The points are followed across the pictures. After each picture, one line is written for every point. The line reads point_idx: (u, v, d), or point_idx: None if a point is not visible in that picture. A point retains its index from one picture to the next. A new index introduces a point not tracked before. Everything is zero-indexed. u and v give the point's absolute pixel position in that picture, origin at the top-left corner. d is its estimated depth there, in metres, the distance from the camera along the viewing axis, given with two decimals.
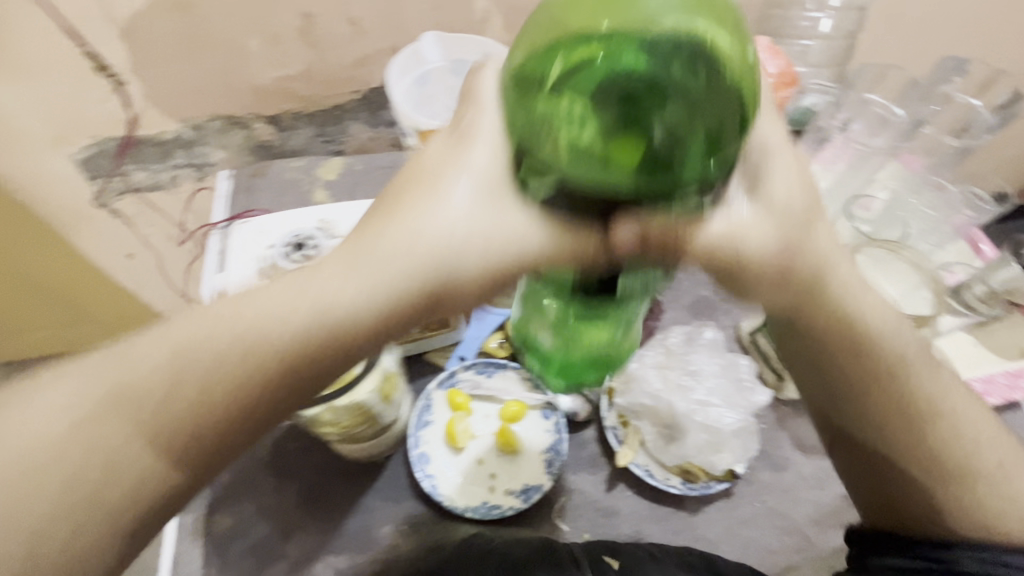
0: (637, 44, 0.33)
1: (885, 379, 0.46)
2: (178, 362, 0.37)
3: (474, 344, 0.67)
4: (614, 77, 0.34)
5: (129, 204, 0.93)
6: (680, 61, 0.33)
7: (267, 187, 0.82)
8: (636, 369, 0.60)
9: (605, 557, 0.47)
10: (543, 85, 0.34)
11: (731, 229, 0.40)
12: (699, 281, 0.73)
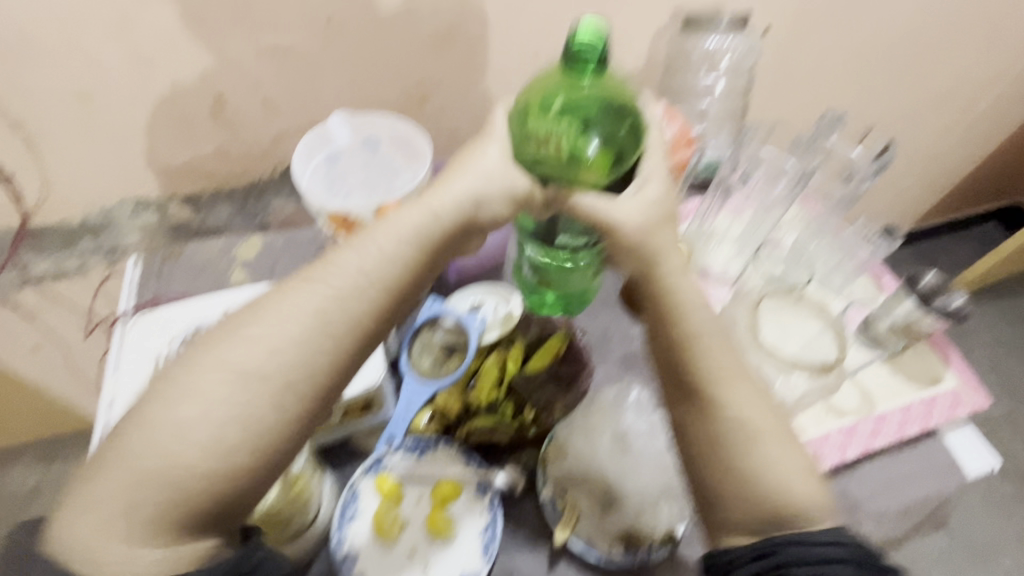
0: (593, 103, 0.50)
1: (713, 373, 0.51)
2: (349, 304, 0.48)
3: (401, 423, 0.60)
4: (575, 116, 0.50)
5: (33, 295, 0.90)
6: (610, 116, 0.51)
7: (180, 272, 0.79)
8: (563, 440, 0.62)
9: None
10: (531, 118, 0.51)
11: (600, 207, 0.51)
12: (627, 336, 0.73)
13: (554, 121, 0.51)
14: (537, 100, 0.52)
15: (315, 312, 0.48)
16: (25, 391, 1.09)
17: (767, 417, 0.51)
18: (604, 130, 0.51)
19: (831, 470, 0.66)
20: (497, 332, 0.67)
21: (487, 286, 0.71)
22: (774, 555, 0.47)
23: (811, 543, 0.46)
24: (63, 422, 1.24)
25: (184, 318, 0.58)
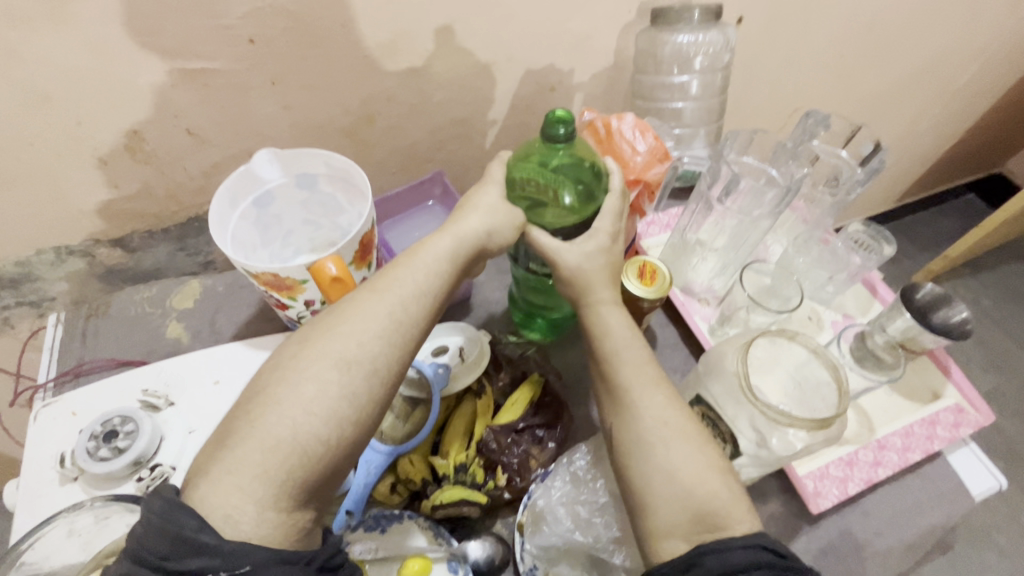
0: (570, 165, 0.53)
1: (645, 382, 0.47)
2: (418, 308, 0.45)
3: (361, 495, 0.53)
4: (554, 177, 0.54)
5: None
6: (584, 177, 0.54)
7: (109, 329, 0.70)
8: (544, 506, 0.55)
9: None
10: (522, 175, 0.55)
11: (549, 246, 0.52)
12: None
13: (541, 179, 0.54)
14: (525, 158, 0.55)
15: (354, 331, 0.41)
16: None
17: (701, 429, 0.45)
18: (579, 190, 0.54)
19: (832, 508, 0.61)
20: (468, 379, 0.61)
21: (448, 328, 0.65)
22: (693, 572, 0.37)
23: (730, 552, 0.37)
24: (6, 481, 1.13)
25: (97, 404, 0.50)
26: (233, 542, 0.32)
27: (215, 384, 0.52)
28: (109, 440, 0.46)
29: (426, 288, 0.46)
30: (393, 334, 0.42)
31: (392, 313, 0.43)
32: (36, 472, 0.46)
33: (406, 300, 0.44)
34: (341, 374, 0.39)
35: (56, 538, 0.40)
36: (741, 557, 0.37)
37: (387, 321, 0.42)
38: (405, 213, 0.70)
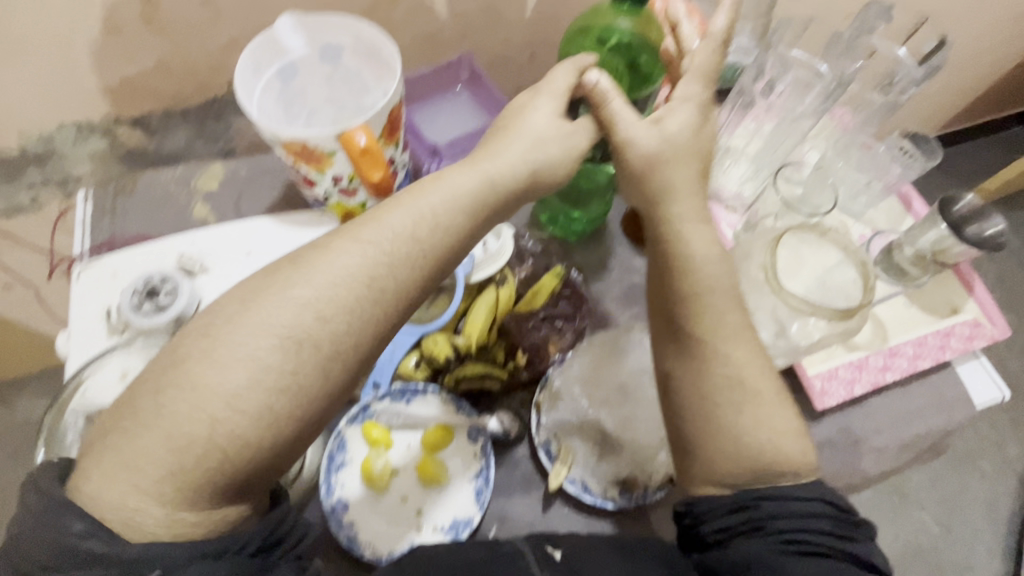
0: (631, 35, 0.50)
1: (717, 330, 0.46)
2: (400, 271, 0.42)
3: (387, 369, 0.59)
4: (614, 46, 0.51)
5: None
6: (644, 50, 0.51)
7: (136, 207, 0.71)
8: (560, 385, 0.59)
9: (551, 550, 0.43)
10: (581, 43, 0.53)
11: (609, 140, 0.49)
12: (628, 269, 0.69)
13: (600, 46, 0.51)
14: (584, 30, 0.53)
15: (323, 294, 0.40)
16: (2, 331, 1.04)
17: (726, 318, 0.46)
18: (637, 63, 0.52)
19: (835, 407, 0.63)
20: (492, 270, 0.61)
21: None
22: (751, 515, 0.42)
23: (786, 500, 0.42)
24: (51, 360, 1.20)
25: (135, 264, 0.51)
26: (139, 550, 0.34)
27: (247, 255, 0.53)
28: (150, 297, 0.48)
29: (428, 241, 0.43)
30: (357, 302, 0.40)
31: (379, 266, 0.41)
32: (85, 320, 0.48)
33: (389, 249, 0.42)
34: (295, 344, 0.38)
35: (109, 379, 0.44)
36: (792, 504, 0.42)
37: (352, 284, 0.40)
38: (433, 96, 0.66)
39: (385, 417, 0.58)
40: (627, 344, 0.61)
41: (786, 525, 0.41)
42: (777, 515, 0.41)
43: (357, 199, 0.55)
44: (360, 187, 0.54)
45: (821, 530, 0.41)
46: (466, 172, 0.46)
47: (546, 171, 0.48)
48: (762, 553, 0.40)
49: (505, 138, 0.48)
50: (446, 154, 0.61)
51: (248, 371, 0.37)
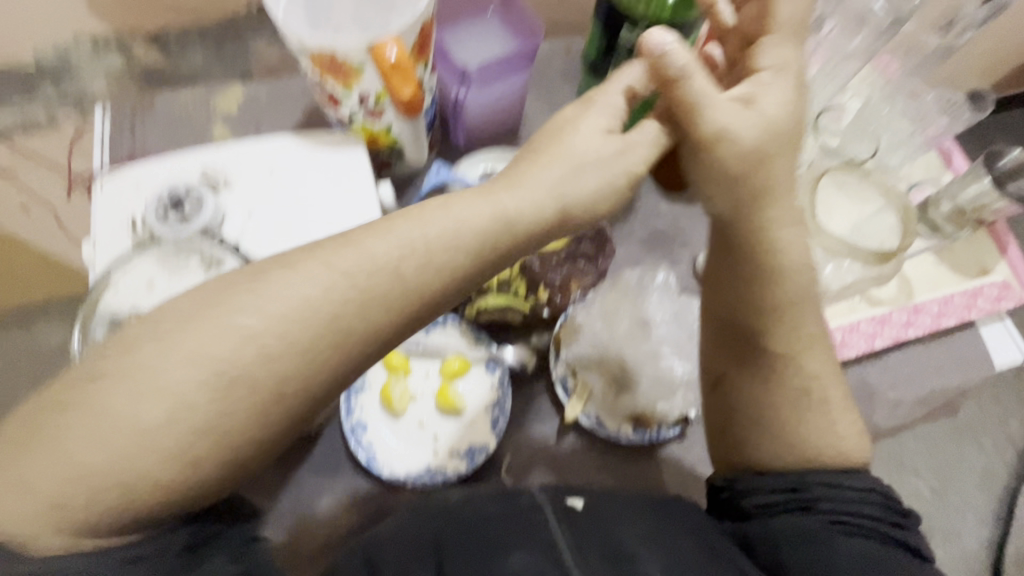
0: None
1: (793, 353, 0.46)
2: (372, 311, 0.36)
3: None
4: None
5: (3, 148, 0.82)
6: None
7: (156, 126, 0.70)
8: (581, 321, 0.57)
9: (571, 502, 0.43)
10: None
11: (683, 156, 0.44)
12: (653, 214, 0.68)
13: None
14: None
15: (275, 322, 0.34)
16: None
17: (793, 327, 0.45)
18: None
19: (854, 360, 0.63)
20: None
21: (497, 153, 0.64)
22: (799, 495, 0.42)
23: (846, 488, 0.42)
24: None
25: (159, 173, 0.50)
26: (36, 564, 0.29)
27: (270, 172, 0.52)
28: (175, 208, 0.48)
29: (416, 278, 0.37)
30: (313, 342, 0.35)
31: (346, 304, 0.36)
32: (110, 227, 0.48)
33: (364, 284, 0.36)
34: (232, 383, 0.33)
35: (136, 287, 0.44)
36: (851, 492, 0.42)
37: (314, 321, 0.35)
38: (462, 17, 0.63)
39: (416, 344, 0.59)
40: (651, 285, 0.59)
41: (845, 513, 0.41)
42: (826, 498, 0.41)
43: (382, 121, 0.54)
44: (387, 109, 0.52)
45: (872, 516, 0.41)
46: (472, 202, 0.40)
47: (575, 207, 0.42)
48: (810, 530, 0.40)
49: (534, 167, 0.42)
50: (474, 80, 0.59)
51: (168, 403, 0.32)
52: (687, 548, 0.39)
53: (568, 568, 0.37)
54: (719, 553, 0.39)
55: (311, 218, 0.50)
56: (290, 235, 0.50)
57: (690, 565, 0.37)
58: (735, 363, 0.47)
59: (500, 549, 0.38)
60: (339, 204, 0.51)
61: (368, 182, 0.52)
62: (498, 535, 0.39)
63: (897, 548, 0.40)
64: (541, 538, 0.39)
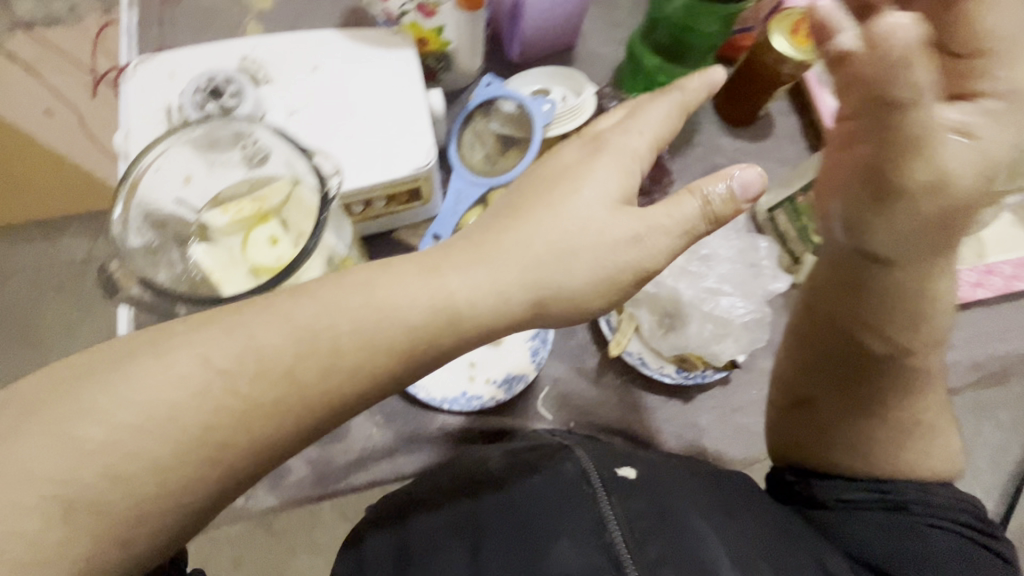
0: None
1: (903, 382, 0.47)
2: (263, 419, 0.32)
3: (449, 222, 0.54)
4: None
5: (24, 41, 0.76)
6: None
7: (185, 20, 0.65)
8: None
9: (620, 471, 0.44)
10: None
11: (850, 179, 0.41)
12: (714, 149, 0.63)
13: None
14: None
15: (141, 436, 0.29)
16: None
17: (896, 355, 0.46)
18: None
19: None
20: (569, 126, 0.56)
21: (552, 70, 0.59)
22: (891, 496, 0.45)
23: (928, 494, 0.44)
24: None
25: (193, 63, 0.47)
26: None
27: (313, 69, 0.47)
28: (214, 98, 0.45)
29: (322, 385, 0.33)
30: (176, 462, 0.30)
31: (229, 415, 0.31)
32: (144, 116, 0.45)
33: (251, 393, 0.31)
34: (63, 513, 0.28)
35: (168, 180, 0.39)
36: (930, 497, 0.44)
37: (181, 435, 0.30)
38: None
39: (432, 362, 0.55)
40: None
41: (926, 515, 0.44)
42: (919, 502, 0.44)
43: (435, 21, 0.51)
44: (442, 3, 0.50)
45: (952, 516, 0.44)
46: (415, 281, 0.35)
47: (557, 299, 0.37)
48: (903, 532, 0.42)
49: (508, 231, 0.38)
50: None
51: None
52: (746, 519, 0.43)
53: (620, 552, 0.40)
54: (782, 525, 0.43)
55: (356, 120, 0.46)
56: (332, 137, 0.46)
57: (751, 534, 0.42)
58: (832, 392, 0.48)
59: (546, 541, 0.41)
60: (386, 110, 0.47)
61: (419, 84, 0.48)
62: (542, 521, 0.42)
63: (981, 550, 0.43)
64: (589, 521, 0.42)
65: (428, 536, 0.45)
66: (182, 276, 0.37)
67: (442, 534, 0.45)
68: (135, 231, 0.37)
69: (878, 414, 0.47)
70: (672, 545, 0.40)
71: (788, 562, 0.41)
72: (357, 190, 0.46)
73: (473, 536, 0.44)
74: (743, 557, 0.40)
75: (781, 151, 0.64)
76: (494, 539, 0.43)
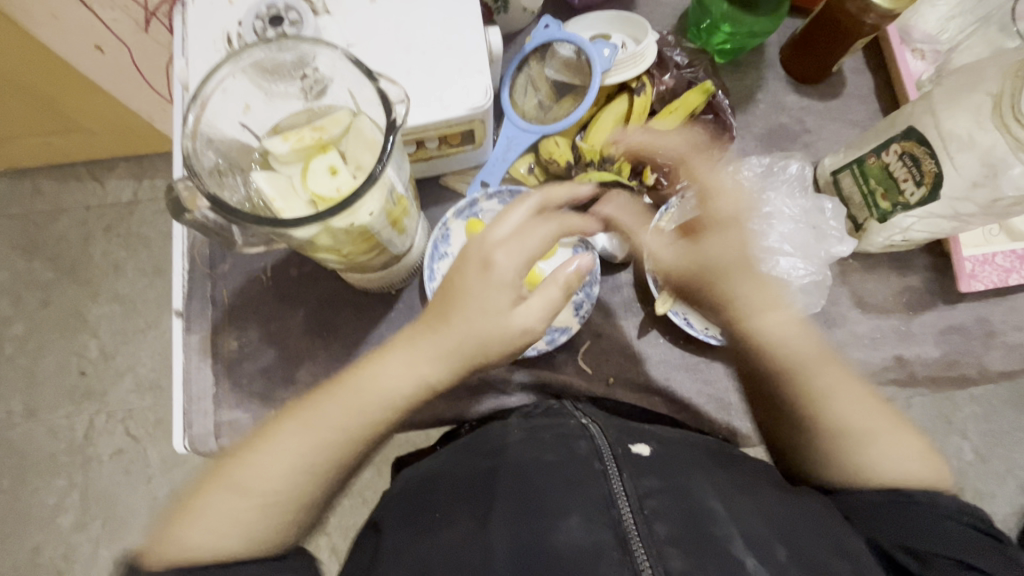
0: None
1: (796, 404, 0.44)
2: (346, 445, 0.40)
3: (499, 169, 0.54)
4: None
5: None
6: None
7: None
8: (696, 209, 0.53)
9: (634, 448, 0.41)
10: None
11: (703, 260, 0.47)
12: (778, 107, 0.60)
13: None
14: None
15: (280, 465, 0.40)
16: (99, 103, 0.97)
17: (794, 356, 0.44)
18: None
19: (977, 293, 0.56)
20: (630, 75, 0.53)
21: (613, 15, 0.55)
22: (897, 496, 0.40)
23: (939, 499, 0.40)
24: (140, 146, 1.14)
25: None
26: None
27: (372, 2, 0.46)
28: (274, 27, 0.44)
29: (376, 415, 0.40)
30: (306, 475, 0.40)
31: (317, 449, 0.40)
32: (204, 44, 0.45)
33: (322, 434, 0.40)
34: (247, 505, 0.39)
35: (231, 107, 0.39)
36: (945, 502, 0.39)
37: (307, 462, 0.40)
38: None
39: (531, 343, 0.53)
40: (780, 176, 0.54)
41: (937, 512, 0.39)
42: (927, 502, 0.39)
43: None
44: None
45: (968, 526, 0.38)
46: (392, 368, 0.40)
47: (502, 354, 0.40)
48: (907, 533, 0.38)
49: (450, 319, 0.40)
50: None
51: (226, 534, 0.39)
52: (772, 503, 0.38)
53: (627, 532, 0.36)
54: (810, 511, 0.38)
55: (413, 55, 0.45)
56: (389, 73, 0.45)
57: (774, 516, 0.37)
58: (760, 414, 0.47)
59: (553, 515, 0.37)
60: (445, 46, 0.45)
61: (478, 21, 0.46)
62: (550, 496, 0.38)
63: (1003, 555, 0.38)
64: (597, 498, 0.38)
65: (429, 508, 0.41)
66: (246, 199, 0.38)
67: (445, 508, 0.40)
68: (204, 154, 0.37)
69: (806, 430, 0.44)
70: (684, 524, 0.35)
71: (816, 551, 0.35)
72: (413, 129, 0.45)
73: (483, 508, 0.39)
74: (757, 537, 0.35)
75: (850, 111, 0.60)
76: (500, 507, 0.39)
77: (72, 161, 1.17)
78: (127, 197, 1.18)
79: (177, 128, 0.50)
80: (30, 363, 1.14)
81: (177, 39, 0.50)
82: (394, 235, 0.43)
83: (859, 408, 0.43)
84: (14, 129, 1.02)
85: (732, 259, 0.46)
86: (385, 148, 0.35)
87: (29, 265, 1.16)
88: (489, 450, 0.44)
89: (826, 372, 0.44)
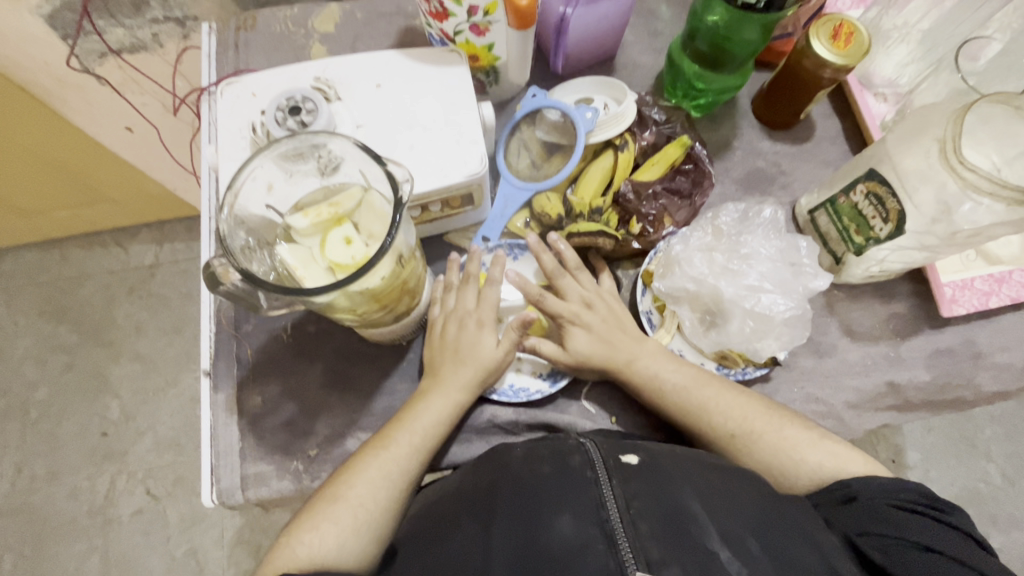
0: None
1: (686, 423, 0.52)
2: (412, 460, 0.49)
3: (498, 225, 0.59)
4: None
5: (113, 72, 0.76)
6: None
7: (258, 42, 0.67)
8: (680, 253, 0.56)
9: (623, 458, 0.43)
10: None
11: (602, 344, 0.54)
12: (754, 152, 0.65)
13: None
14: None
15: (376, 486, 0.48)
16: (129, 175, 1.04)
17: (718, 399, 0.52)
18: None
19: (961, 317, 0.59)
20: (613, 132, 0.58)
21: (594, 80, 0.61)
22: (838, 491, 0.45)
23: (878, 485, 0.44)
24: (164, 212, 1.21)
25: (272, 86, 0.52)
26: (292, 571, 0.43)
27: (378, 87, 0.52)
28: (293, 115, 0.50)
29: (421, 437, 0.50)
30: (388, 498, 0.48)
31: (394, 469, 0.49)
32: (232, 133, 0.51)
33: (389, 450, 0.49)
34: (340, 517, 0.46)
35: (257, 189, 0.45)
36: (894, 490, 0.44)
37: (393, 472, 0.49)
38: None
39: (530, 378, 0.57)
40: (757, 220, 0.58)
41: (883, 503, 0.43)
42: (865, 490, 0.44)
43: (487, 39, 0.54)
44: (494, 23, 0.52)
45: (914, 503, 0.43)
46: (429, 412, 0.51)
47: (492, 373, 0.54)
48: (849, 523, 0.43)
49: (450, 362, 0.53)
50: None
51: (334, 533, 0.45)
52: (749, 504, 0.40)
53: (615, 530, 0.37)
54: (782, 512, 0.40)
55: (416, 133, 0.51)
56: (396, 149, 0.50)
57: (748, 515, 0.39)
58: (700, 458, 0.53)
59: (546, 515, 0.38)
60: (444, 122, 0.51)
61: (471, 101, 0.51)
62: (545, 498, 0.39)
63: (938, 524, 0.41)
64: (589, 501, 0.39)
65: (433, 524, 0.42)
66: (272, 269, 0.43)
67: (446, 520, 0.42)
68: (236, 234, 0.42)
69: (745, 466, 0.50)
70: (665, 522, 0.37)
71: (782, 545, 0.37)
72: (419, 195, 0.50)
73: (483, 515, 0.40)
74: (730, 532, 0.37)
75: (820, 153, 0.65)
76: (498, 513, 0.40)
77: (98, 230, 1.25)
78: (149, 261, 1.25)
79: (206, 205, 0.56)
80: (53, 427, 1.17)
81: (205, 128, 0.56)
82: (403, 292, 0.47)
83: (789, 441, 0.49)
84: (48, 202, 1.09)
85: (599, 348, 0.54)
86: (395, 220, 0.40)
87: (55, 330, 1.22)
88: (493, 468, 0.46)
89: (746, 412, 0.51)
